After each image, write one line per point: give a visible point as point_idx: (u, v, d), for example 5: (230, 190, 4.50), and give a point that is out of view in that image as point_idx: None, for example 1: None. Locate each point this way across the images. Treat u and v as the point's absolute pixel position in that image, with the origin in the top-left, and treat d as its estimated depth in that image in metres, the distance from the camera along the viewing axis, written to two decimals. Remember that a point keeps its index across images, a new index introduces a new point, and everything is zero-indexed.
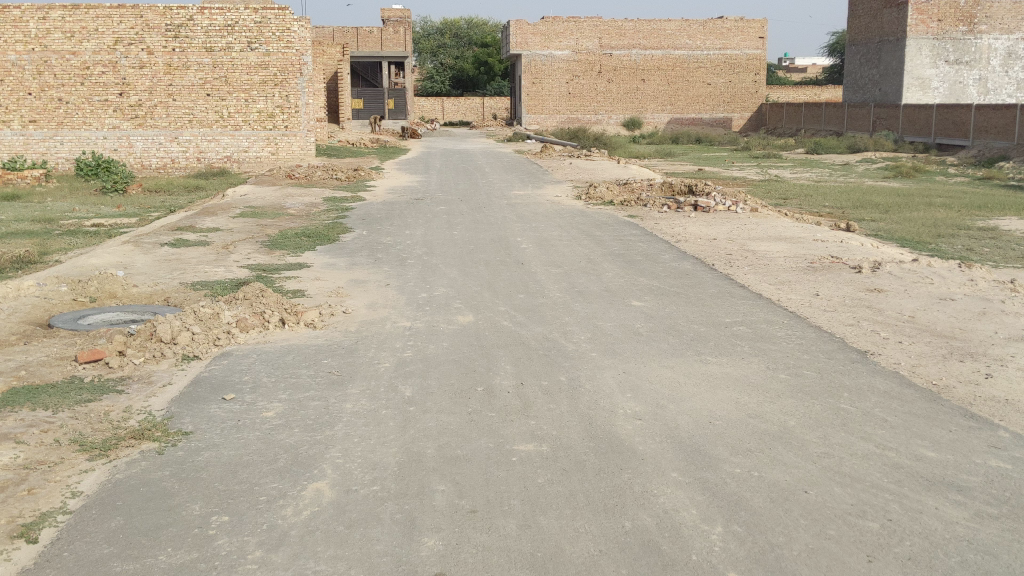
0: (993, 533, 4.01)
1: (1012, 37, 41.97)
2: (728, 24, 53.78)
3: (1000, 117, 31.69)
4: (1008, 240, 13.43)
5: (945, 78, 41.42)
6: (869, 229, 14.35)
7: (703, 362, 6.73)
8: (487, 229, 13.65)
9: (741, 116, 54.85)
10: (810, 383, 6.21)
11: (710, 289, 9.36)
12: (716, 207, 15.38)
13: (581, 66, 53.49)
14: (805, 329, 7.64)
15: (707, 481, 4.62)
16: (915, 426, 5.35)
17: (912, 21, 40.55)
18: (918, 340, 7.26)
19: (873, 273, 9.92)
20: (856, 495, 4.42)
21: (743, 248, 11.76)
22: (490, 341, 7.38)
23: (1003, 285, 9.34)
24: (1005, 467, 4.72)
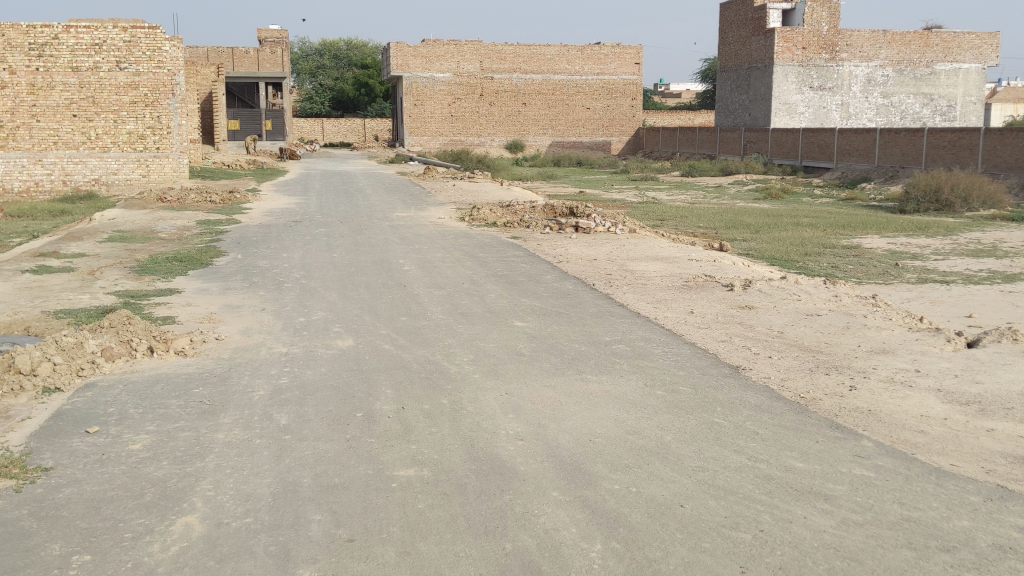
0: (858, 539, 4.15)
1: (870, 64, 44.11)
2: (606, 49, 55.04)
3: (861, 140, 33.31)
4: (869, 258, 14.09)
5: (810, 103, 43.43)
6: (741, 248, 14.80)
7: (583, 380, 6.80)
8: (368, 252, 13.48)
9: (619, 139, 56.10)
10: (685, 398, 6.33)
11: (590, 308, 9.48)
12: (597, 227, 15.65)
13: (463, 89, 53.64)
14: (680, 346, 7.81)
15: (587, 499, 4.64)
16: (785, 438, 5.52)
17: (779, 49, 42.39)
18: (787, 355, 7.50)
19: (744, 290, 10.24)
20: (729, 507, 4.52)
21: (622, 268, 11.96)
22: (371, 365, 7.27)
23: (865, 301, 9.78)
24: (868, 475, 4.91)
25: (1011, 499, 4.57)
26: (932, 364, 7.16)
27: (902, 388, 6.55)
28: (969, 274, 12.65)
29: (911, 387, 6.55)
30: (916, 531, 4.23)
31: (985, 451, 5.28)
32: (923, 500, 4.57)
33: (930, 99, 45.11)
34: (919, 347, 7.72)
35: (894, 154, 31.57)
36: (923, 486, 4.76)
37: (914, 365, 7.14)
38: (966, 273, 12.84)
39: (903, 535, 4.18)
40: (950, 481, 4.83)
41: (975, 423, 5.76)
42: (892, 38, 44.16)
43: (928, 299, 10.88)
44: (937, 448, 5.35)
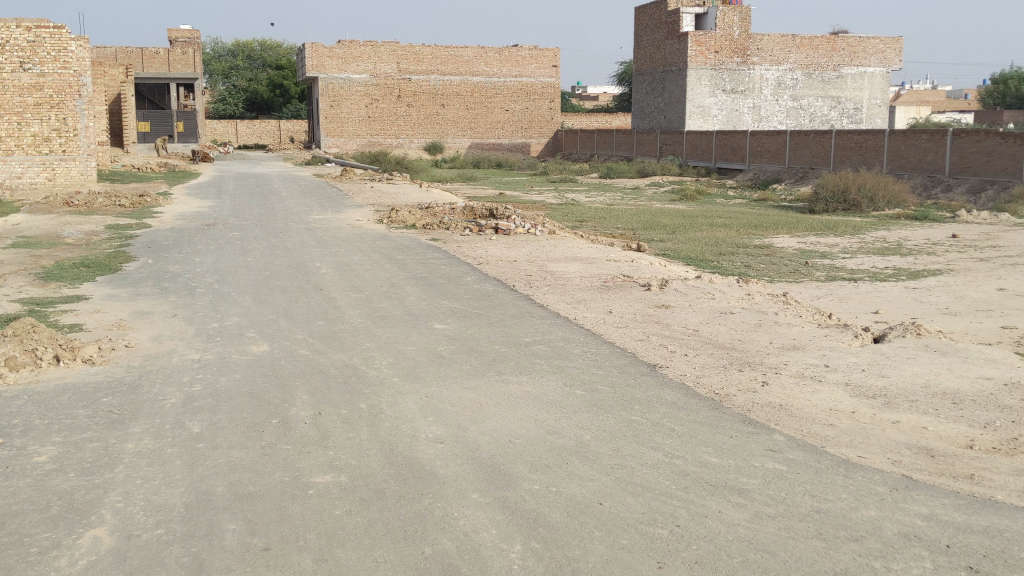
0: (770, 532, 4.23)
1: (780, 68, 45.19)
2: (523, 51, 55.40)
3: (772, 142, 34.15)
4: (781, 257, 14.43)
5: (722, 106, 44.39)
6: (658, 249, 15.03)
7: (503, 381, 6.81)
8: (284, 255, 13.29)
9: (538, 141, 56.49)
10: (604, 397, 6.39)
11: (509, 309, 9.49)
12: (516, 229, 15.70)
13: (380, 90, 53.08)
14: (600, 345, 7.88)
15: (507, 500, 4.64)
16: (700, 433, 5.61)
17: (692, 53, 43.26)
18: (702, 352, 7.64)
19: (661, 290, 10.38)
20: (647, 504, 4.56)
21: (542, 269, 12.03)
22: (286, 371, 7.15)
23: (776, 299, 10.02)
24: (781, 468, 5.03)
25: (915, 488, 4.73)
26: (840, 359, 7.37)
27: (812, 383, 6.73)
28: (876, 271, 13.08)
29: (820, 382, 6.74)
30: (826, 522, 4.33)
31: (891, 443, 5.45)
32: (832, 491, 4.69)
33: (838, 101, 46.39)
34: (828, 343, 7.94)
35: (804, 156, 32.43)
36: (832, 478, 4.89)
37: (823, 361, 7.33)
38: (873, 270, 13.26)
39: (813, 527, 4.28)
40: (858, 472, 4.97)
41: (882, 416, 5.94)
42: (801, 42, 45.28)
43: (837, 296, 11.20)
44: (845, 440, 5.50)
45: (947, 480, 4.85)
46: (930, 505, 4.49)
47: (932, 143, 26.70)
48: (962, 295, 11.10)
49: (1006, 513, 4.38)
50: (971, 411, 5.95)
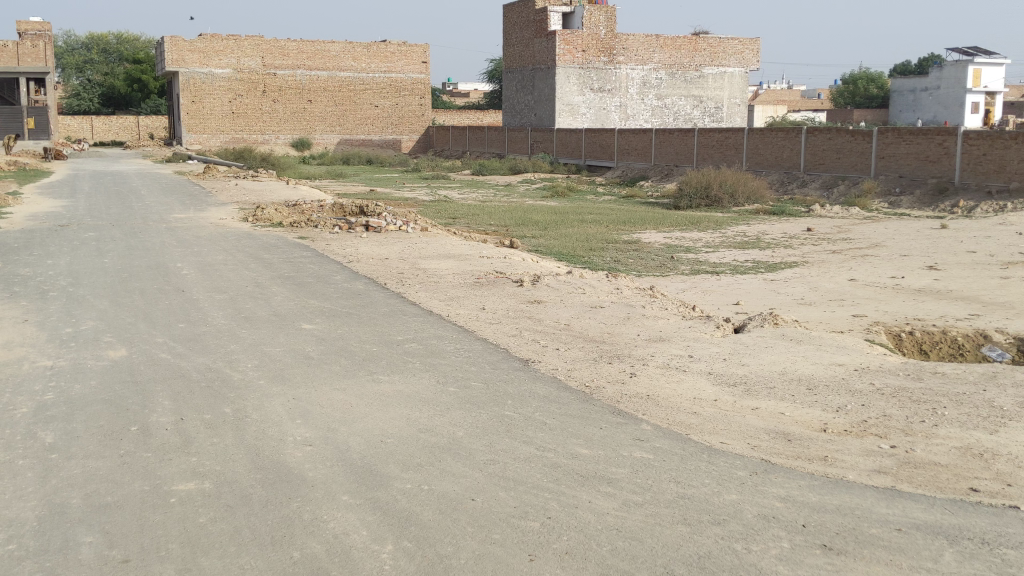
0: (638, 519, 4.31)
1: (645, 67, 46.23)
2: (391, 47, 55.28)
3: (638, 140, 34.99)
4: (648, 252, 14.79)
5: (591, 104, 45.19)
6: (530, 245, 15.16)
7: (374, 380, 6.74)
8: (143, 256, 12.76)
9: (409, 138, 56.49)
10: (476, 393, 6.40)
11: (380, 308, 9.39)
12: (387, 226, 15.58)
13: (244, 85, 51.58)
14: (472, 342, 7.88)
15: (377, 500, 4.58)
16: (571, 425, 5.69)
17: (560, 51, 43.90)
18: (573, 346, 7.75)
19: (533, 285, 10.47)
20: (519, 497, 4.59)
21: (414, 267, 11.96)
22: (147, 376, 6.87)
23: (644, 292, 10.26)
24: (648, 457, 5.14)
25: (774, 471, 4.92)
26: (704, 350, 7.61)
27: (677, 372, 6.93)
28: (736, 265, 13.58)
29: (685, 372, 6.93)
30: (691, 507, 4.44)
31: (751, 428, 5.65)
32: (696, 477, 4.83)
33: (700, 101, 47.71)
34: (692, 334, 8.17)
35: (668, 153, 33.34)
36: (696, 464, 5.03)
37: (688, 351, 7.56)
38: (734, 263, 13.74)
39: (678, 513, 4.38)
40: (720, 457, 5.14)
41: (742, 402, 6.17)
42: (664, 42, 46.37)
43: (700, 289, 11.55)
44: (708, 427, 5.68)
45: (803, 462, 5.06)
46: (787, 487, 4.68)
47: (787, 140, 27.89)
48: (816, 286, 11.62)
49: (856, 492, 4.61)
50: (824, 396, 6.25)
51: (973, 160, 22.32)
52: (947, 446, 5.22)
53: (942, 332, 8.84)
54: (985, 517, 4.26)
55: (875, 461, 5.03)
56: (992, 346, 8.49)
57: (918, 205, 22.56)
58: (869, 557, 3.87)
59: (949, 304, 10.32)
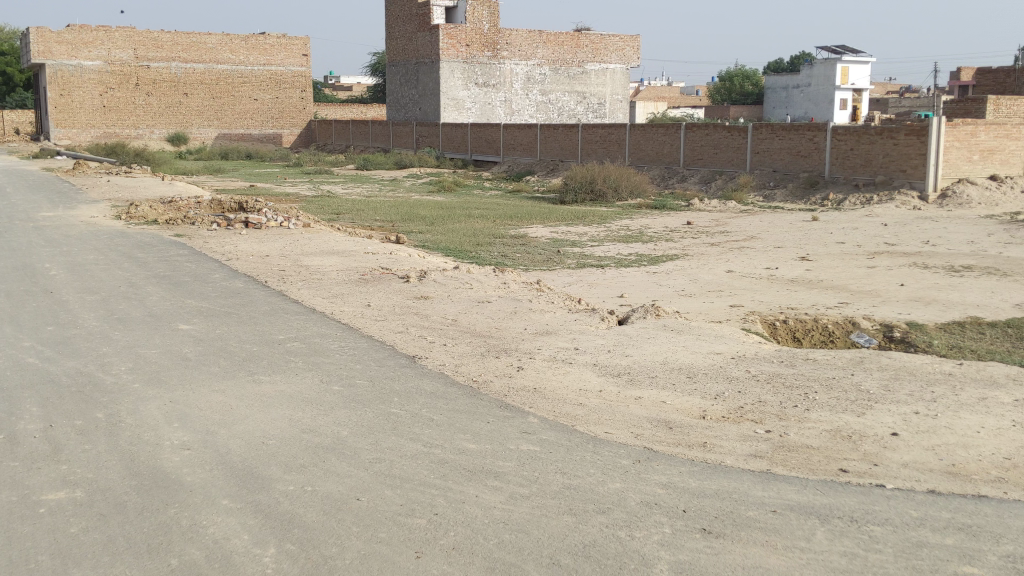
0: (524, 511, 4.33)
1: (529, 63, 46.47)
2: (270, 40, 54.17)
3: (523, 135, 35.29)
4: (534, 246, 14.92)
5: (476, 99, 45.29)
6: (416, 240, 15.06)
7: (255, 381, 6.57)
8: (7, 257, 12.12)
9: (290, 131, 55.66)
10: (361, 391, 6.32)
11: (261, 307, 9.18)
12: (268, 223, 15.22)
13: (116, 78, 49.54)
14: (357, 340, 7.78)
15: (260, 504, 4.47)
16: (458, 421, 5.68)
17: (444, 45, 43.81)
18: (460, 342, 7.74)
19: (419, 281, 10.42)
20: (405, 495, 4.55)
21: (297, 264, 11.71)
22: (11, 383, 6.52)
23: (531, 286, 10.33)
24: (534, 450, 5.17)
25: (656, 459, 5.02)
26: (588, 342, 7.71)
27: (563, 365, 7.00)
28: (621, 258, 13.81)
29: (571, 364, 7.01)
30: (576, 497, 4.49)
31: (634, 418, 5.76)
32: (581, 467, 4.89)
33: (583, 97, 48.18)
34: (578, 327, 8.28)
35: (553, 148, 33.75)
36: (581, 454, 5.10)
37: (574, 344, 7.64)
38: (618, 256, 13.98)
39: (564, 503, 4.42)
40: (605, 447, 5.22)
41: (626, 392, 6.28)
42: (548, 38, 46.68)
43: (586, 282, 11.69)
44: (593, 418, 5.76)
45: (684, 449, 5.18)
46: (669, 474, 4.79)
47: (668, 136, 28.53)
48: (697, 278, 11.93)
49: (734, 476, 4.74)
50: (703, 384, 6.43)
51: (842, 155, 23.30)
52: (818, 430, 5.43)
53: (814, 319, 9.20)
54: (853, 496, 4.44)
55: (752, 446, 5.19)
56: (860, 332, 8.88)
57: (791, 198, 23.42)
58: (746, 539, 3.98)
59: (820, 293, 10.74)
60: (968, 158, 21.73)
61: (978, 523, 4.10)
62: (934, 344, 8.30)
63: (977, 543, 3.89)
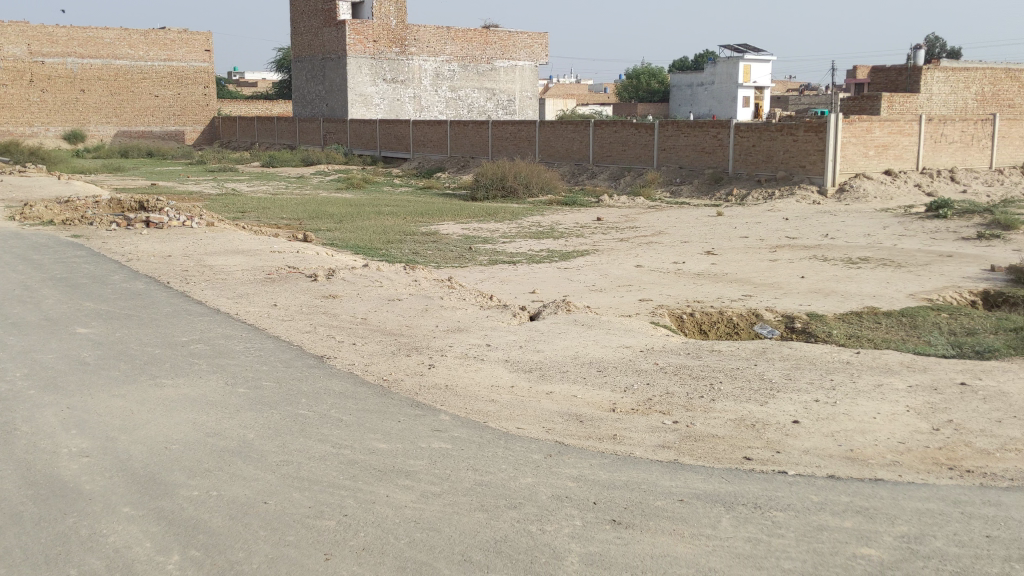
0: (435, 510, 4.31)
1: (437, 59, 46.31)
2: (171, 34, 52.81)
3: (433, 132, 35.20)
4: (445, 243, 14.89)
5: (384, 95, 44.93)
6: (324, 238, 14.86)
7: (158, 385, 6.39)
8: None
9: (193, 128, 54.40)
10: (268, 393, 6.21)
11: (163, 308, 8.94)
12: (170, 222, 14.83)
13: (8, 74, 47.62)
14: (263, 341, 7.64)
15: (163, 510, 4.35)
16: (368, 421, 5.63)
17: (350, 41, 43.33)
18: (370, 340, 7.67)
19: (327, 280, 10.28)
20: (313, 497, 4.49)
21: (200, 264, 11.44)
22: None
23: (442, 284, 10.31)
24: (445, 447, 5.16)
25: (567, 453, 5.06)
26: (500, 338, 7.73)
27: (475, 362, 7.01)
28: (532, 254, 13.88)
29: (482, 360, 7.02)
30: (487, 493, 4.49)
31: (545, 412, 5.80)
32: (493, 464, 4.90)
33: (493, 93, 48.21)
34: (490, 323, 8.30)
35: (463, 145, 33.77)
36: (493, 450, 5.11)
37: (486, 340, 7.65)
38: (530, 253, 14.04)
39: (475, 499, 4.42)
40: (516, 442, 5.24)
41: (538, 388, 6.32)
42: (456, 35, 46.57)
43: (497, 279, 11.72)
44: (505, 414, 5.78)
45: (594, 442, 5.24)
46: (579, 467, 4.83)
47: (577, 133, 28.80)
48: (606, 273, 12.07)
49: (643, 467, 4.81)
50: (613, 377, 6.51)
51: (744, 151, 23.86)
52: (724, 419, 5.55)
53: (719, 312, 9.40)
54: (758, 483, 4.55)
55: (661, 437, 5.28)
56: (764, 324, 9.12)
57: (697, 193, 23.90)
58: (655, 529, 4.05)
59: (725, 286, 10.98)
60: (863, 154, 22.48)
61: (875, 505, 4.25)
62: (834, 333, 8.57)
63: (874, 525, 4.03)
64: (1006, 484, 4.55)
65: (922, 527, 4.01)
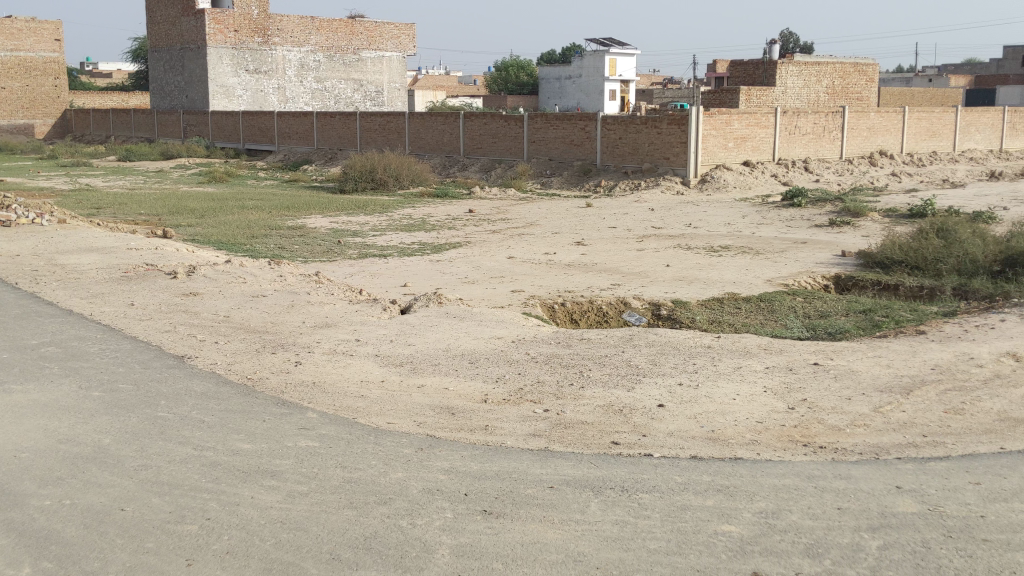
0: (301, 509, 4.24)
1: (301, 50, 45.26)
2: (18, 23, 49.81)
3: (299, 124, 34.59)
4: (312, 237, 14.64)
5: (247, 86, 43.78)
6: (186, 234, 14.38)
7: (4, 392, 6.05)
8: None
9: (43, 122, 51.77)
10: (126, 396, 5.96)
11: (9, 310, 8.47)
12: (18, 219, 14.06)
13: None
14: (120, 342, 7.33)
15: (10, 522, 4.13)
16: (231, 421, 5.48)
17: (210, 30, 42.11)
18: (234, 338, 7.47)
19: (188, 277, 9.94)
20: (174, 501, 4.34)
21: (51, 263, 10.89)
22: None
23: (308, 279, 10.13)
24: (313, 446, 5.07)
25: (438, 446, 5.05)
26: (370, 333, 7.65)
27: (343, 357, 6.91)
28: (403, 247, 13.79)
29: (351, 355, 6.94)
30: (356, 490, 4.44)
31: (416, 406, 5.78)
32: (362, 460, 4.84)
33: (360, 84, 47.46)
34: (359, 318, 8.20)
35: (331, 137, 33.29)
36: (362, 446, 5.05)
37: (354, 335, 7.55)
38: (400, 246, 13.95)
39: (344, 497, 4.36)
40: (385, 438, 5.20)
41: (409, 381, 6.29)
42: (321, 25, 45.65)
43: (367, 272, 11.59)
44: (374, 409, 5.72)
45: (465, 434, 5.25)
46: (450, 460, 4.83)
47: (446, 125, 28.79)
48: (477, 264, 12.10)
49: (514, 456, 4.85)
50: (484, 368, 6.53)
51: (611, 144, 24.33)
52: (593, 405, 5.66)
53: (589, 301, 9.57)
54: (625, 467, 4.65)
55: (531, 426, 5.33)
56: (631, 312, 9.34)
57: (566, 184, 24.24)
58: (524, 517, 4.09)
59: (594, 276, 11.17)
60: (723, 146, 23.26)
61: (735, 483, 4.40)
62: (697, 319, 8.84)
63: (734, 503, 4.18)
64: (856, 458, 4.79)
65: (779, 502, 4.19)
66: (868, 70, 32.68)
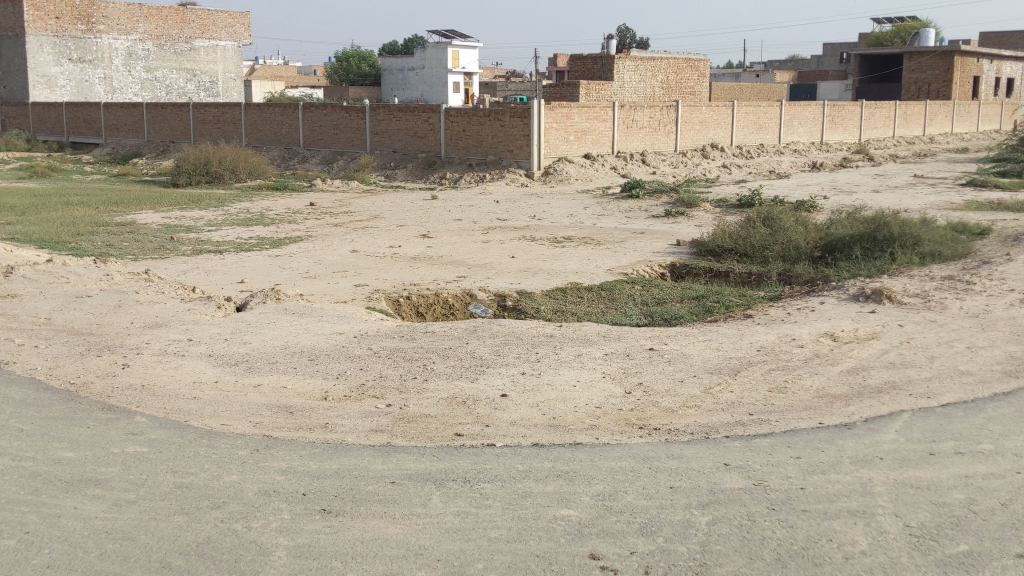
0: (130, 517, 4.07)
1: (129, 38, 43.19)
2: None
3: (128, 115, 33.15)
4: (143, 233, 14.04)
5: (70, 76, 41.44)
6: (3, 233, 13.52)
7: None
8: None
9: None
10: None
11: None
12: None
13: None
14: None
15: None
16: (53, 429, 5.20)
17: (29, 17, 39.28)
18: (56, 342, 7.08)
19: (5, 278, 9.34)
20: None
21: None
22: None
23: (138, 277, 9.71)
24: (142, 451, 4.88)
25: (275, 446, 4.95)
26: (204, 332, 7.41)
27: (175, 358, 6.67)
28: (241, 243, 13.42)
29: (183, 356, 6.70)
30: (187, 495, 4.30)
31: (252, 406, 5.64)
32: (195, 464, 4.70)
33: (193, 74, 45.94)
34: (192, 317, 7.94)
35: (162, 129, 32.05)
36: (196, 451, 4.89)
37: (186, 335, 7.29)
38: (238, 241, 13.56)
39: (175, 503, 4.22)
40: (220, 440, 5.06)
41: (245, 381, 6.14)
42: (149, 13, 43.73)
43: (203, 269, 11.22)
44: (208, 411, 5.56)
45: (304, 432, 5.17)
46: (288, 459, 4.75)
47: (285, 116, 28.16)
48: (319, 259, 11.92)
49: (354, 453, 4.81)
50: (324, 365, 6.44)
51: (456, 136, 24.42)
52: (436, 398, 5.68)
53: (434, 294, 9.58)
54: (466, 458, 4.69)
55: (374, 421, 5.30)
56: (477, 303, 9.42)
57: (412, 176, 24.13)
58: (364, 514, 4.06)
59: (438, 268, 11.20)
60: (564, 139, 23.72)
61: (572, 469, 4.51)
62: (540, 309, 8.98)
63: (572, 487, 4.28)
64: (687, 438, 5.00)
65: (614, 484, 4.32)
66: (700, 65, 33.94)
